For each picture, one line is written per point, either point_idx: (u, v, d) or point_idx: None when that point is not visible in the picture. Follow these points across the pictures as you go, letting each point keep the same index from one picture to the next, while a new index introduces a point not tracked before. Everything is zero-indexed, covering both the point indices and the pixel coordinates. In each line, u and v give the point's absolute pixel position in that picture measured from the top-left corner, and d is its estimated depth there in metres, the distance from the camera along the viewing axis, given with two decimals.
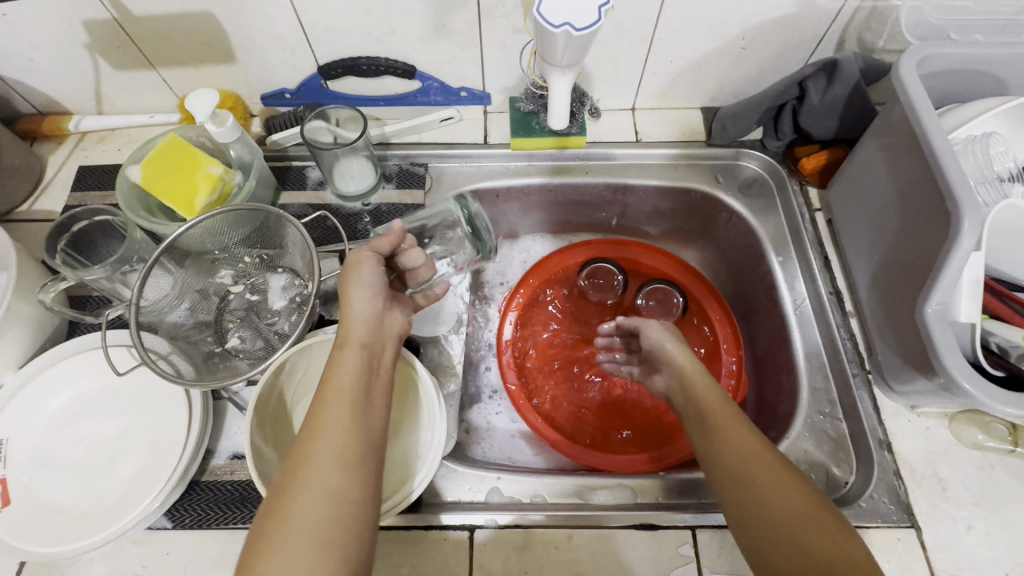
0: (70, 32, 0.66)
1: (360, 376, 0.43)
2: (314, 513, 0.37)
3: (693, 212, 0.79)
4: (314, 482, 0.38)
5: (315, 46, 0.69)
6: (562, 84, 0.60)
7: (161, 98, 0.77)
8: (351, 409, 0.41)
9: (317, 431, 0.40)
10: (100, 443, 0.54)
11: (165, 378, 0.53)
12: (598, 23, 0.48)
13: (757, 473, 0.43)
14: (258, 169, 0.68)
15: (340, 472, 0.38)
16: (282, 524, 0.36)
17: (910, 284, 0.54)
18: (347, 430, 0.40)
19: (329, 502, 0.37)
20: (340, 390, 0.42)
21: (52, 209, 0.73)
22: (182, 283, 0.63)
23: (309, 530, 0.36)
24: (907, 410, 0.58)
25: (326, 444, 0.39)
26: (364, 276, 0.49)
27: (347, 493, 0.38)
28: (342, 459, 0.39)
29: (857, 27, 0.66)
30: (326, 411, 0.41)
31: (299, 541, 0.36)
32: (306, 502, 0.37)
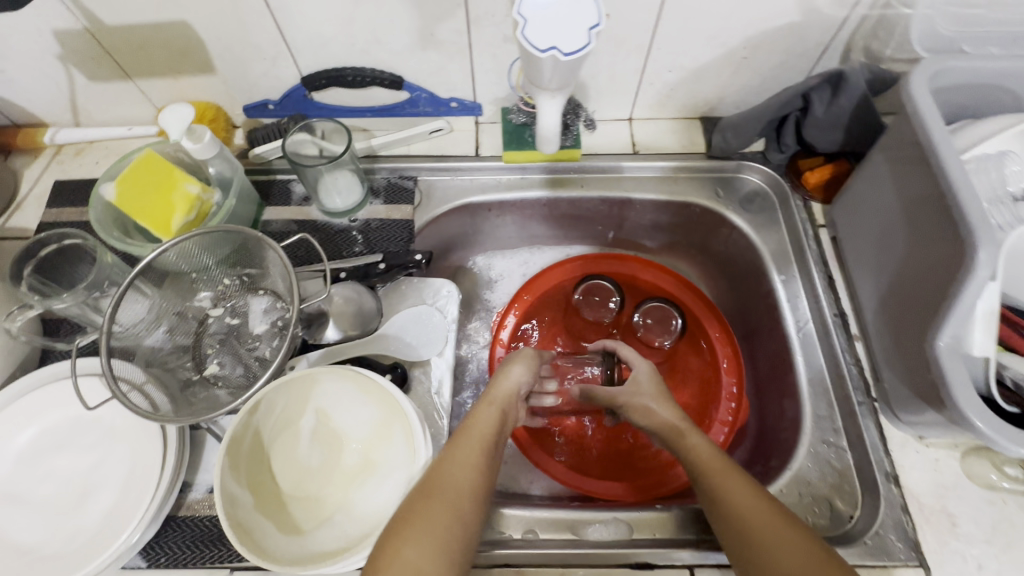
0: (40, 43, 0.63)
1: (495, 426, 0.53)
2: (447, 514, 0.43)
3: (691, 227, 0.76)
4: (448, 495, 0.44)
5: (298, 56, 0.66)
6: (551, 108, 0.56)
7: (140, 109, 0.74)
8: (484, 452, 0.49)
9: (454, 456, 0.48)
10: (70, 479, 0.52)
11: (136, 413, 0.50)
12: (588, 47, 0.45)
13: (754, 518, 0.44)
14: (238, 185, 0.65)
15: (468, 497, 0.45)
16: (414, 520, 0.42)
17: (918, 311, 0.51)
18: (475, 466, 0.48)
19: (455, 509, 0.43)
20: (480, 430, 0.52)
21: (27, 226, 0.70)
22: (158, 307, 0.60)
23: (437, 532, 0.41)
24: (915, 441, 0.55)
25: (461, 465, 0.47)
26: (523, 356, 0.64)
27: (467, 515, 0.44)
28: (472, 484, 0.46)
29: (863, 36, 0.63)
30: (464, 444, 0.49)
31: (431, 534, 0.41)
32: (443, 504, 0.43)
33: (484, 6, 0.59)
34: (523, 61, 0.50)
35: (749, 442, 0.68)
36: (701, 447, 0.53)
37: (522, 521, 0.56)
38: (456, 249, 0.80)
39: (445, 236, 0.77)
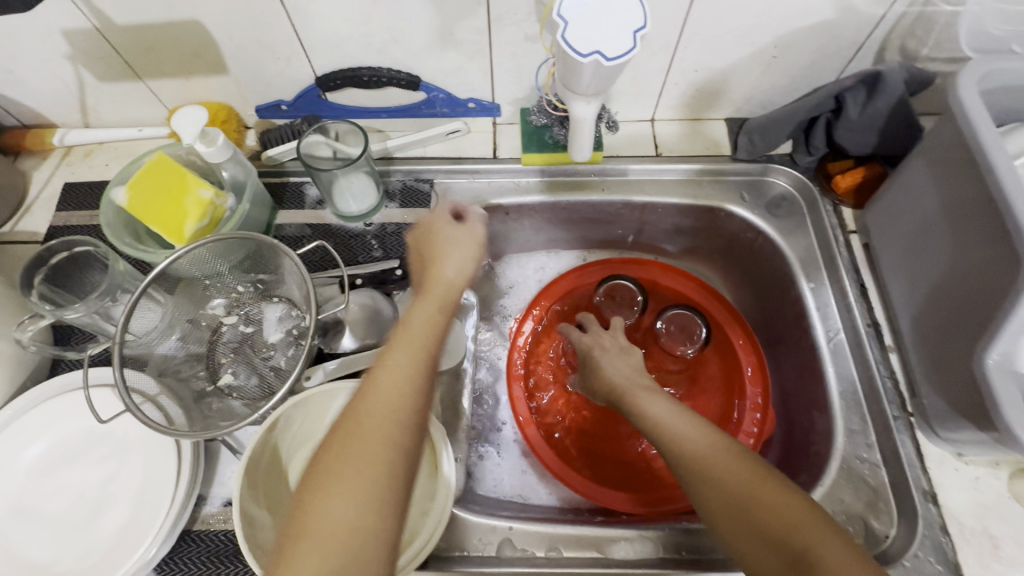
0: (49, 42, 0.61)
1: (434, 322, 0.45)
2: (370, 457, 0.38)
3: (714, 231, 0.74)
4: (374, 432, 0.39)
5: (312, 55, 0.64)
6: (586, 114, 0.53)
7: (150, 110, 0.72)
8: (412, 368, 0.42)
9: (378, 382, 0.41)
10: (82, 492, 0.50)
11: (149, 427, 0.48)
12: (633, 51, 0.43)
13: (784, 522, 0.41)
14: (252, 189, 0.63)
15: (396, 427, 0.39)
16: (333, 470, 0.37)
17: (964, 325, 0.49)
18: (403, 389, 0.41)
19: (383, 447, 0.38)
20: (416, 334, 0.44)
21: (36, 230, 0.69)
22: (170, 314, 0.59)
23: (359, 479, 0.37)
24: (954, 458, 0.53)
25: (383, 394, 0.40)
26: (447, 239, 0.51)
27: (400, 448, 0.39)
28: (398, 414, 0.40)
29: (900, 34, 0.60)
30: (388, 363, 0.42)
31: (352, 481, 0.37)
32: (363, 444, 0.38)
33: (507, 4, 0.57)
34: (558, 65, 0.48)
35: (775, 455, 0.66)
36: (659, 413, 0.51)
37: (544, 538, 0.54)
38: None
39: None
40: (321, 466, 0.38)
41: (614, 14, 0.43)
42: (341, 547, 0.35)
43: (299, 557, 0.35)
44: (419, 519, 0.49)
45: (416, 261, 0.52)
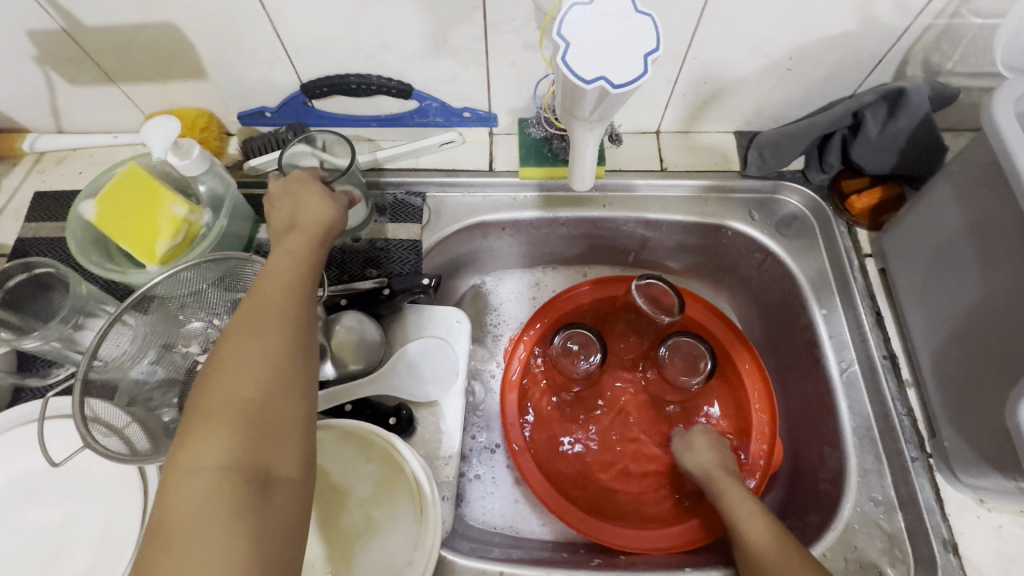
0: (13, 43, 0.57)
1: (309, 243, 0.47)
2: (261, 335, 0.38)
3: (721, 250, 0.71)
4: (262, 317, 0.39)
5: (297, 61, 0.60)
6: (587, 139, 0.49)
7: (126, 115, 0.68)
8: (291, 269, 0.44)
9: (261, 283, 0.42)
10: (40, 534, 0.47)
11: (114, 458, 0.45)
12: (643, 78, 0.39)
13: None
14: (230, 203, 0.59)
15: (285, 312, 0.40)
16: (224, 356, 0.37)
17: (996, 365, 0.46)
18: (285, 283, 0.42)
19: (276, 329, 0.39)
20: (293, 257, 0.45)
21: (3, 242, 0.65)
22: (143, 335, 0.55)
23: (255, 356, 0.37)
24: (976, 504, 0.50)
25: (264, 291, 0.41)
26: (311, 189, 0.52)
27: (295, 330, 0.40)
28: (287, 305, 0.41)
29: (924, 47, 0.57)
30: (267, 271, 0.43)
31: (249, 358, 0.37)
32: (254, 327, 0.38)
33: (505, 10, 0.53)
34: (559, 87, 0.44)
35: (781, 489, 0.62)
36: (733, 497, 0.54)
37: None
38: (466, 268, 0.75)
39: (453, 256, 0.71)
40: (212, 357, 0.37)
41: (624, 32, 0.39)
42: (247, 407, 0.35)
43: (201, 433, 0.34)
44: (402, 569, 0.44)
45: (276, 206, 0.51)
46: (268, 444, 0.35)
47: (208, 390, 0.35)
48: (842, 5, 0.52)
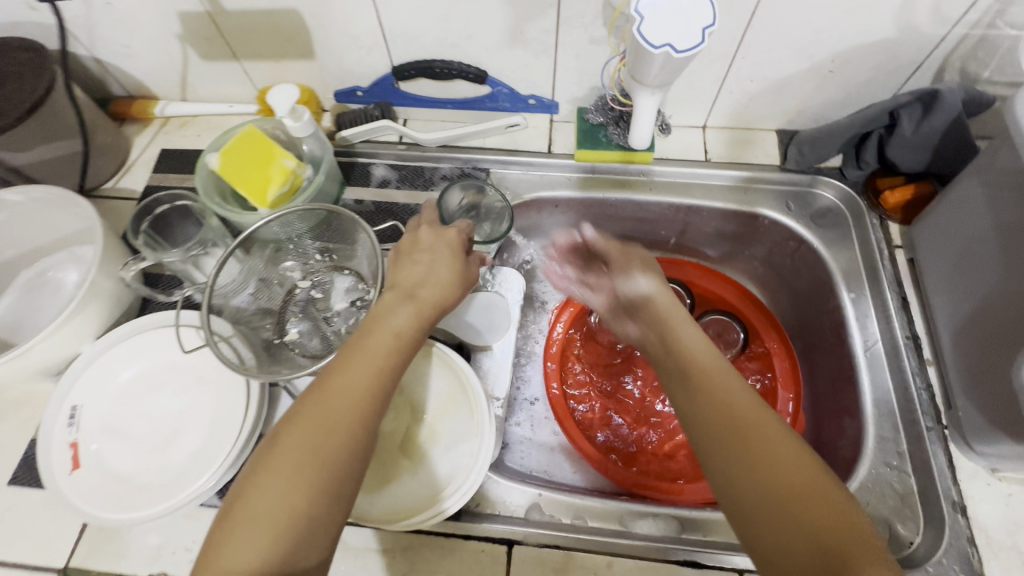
0: (165, 22, 0.69)
1: (409, 328, 0.46)
2: (322, 444, 0.39)
3: (757, 238, 0.76)
4: (336, 421, 0.40)
5: (392, 47, 0.69)
6: (648, 104, 0.59)
7: (241, 88, 0.79)
8: (385, 364, 0.43)
9: (353, 373, 0.42)
10: (162, 417, 0.57)
11: (229, 365, 0.54)
12: (700, 46, 0.48)
13: (801, 487, 0.36)
14: (327, 163, 0.68)
15: (360, 421, 0.40)
16: (287, 451, 0.38)
17: (1010, 340, 0.50)
18: (375, 380, 0.42)
19: (341, 436, 0.39)
20: (386, 338, 0.45)
21: (134, 188, 0.77)
22: (247, 269, 0.64)
23: (313, 462, 0.38)
24: (987, 473, 0.54)
25: (348, 385, 0.41)
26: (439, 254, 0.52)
27: (360, 439, 0.40)
28: (356, 404, 0.41)
29: (961, 55, 0.61)
30: (364, 359, 0.43)
31: (302, 468, 0.38)
32: (321, 431, 0.39)
33: (576, 8, 0.61)
34: (629, 56, 0.53)
35: None
36: (693, 342, 0.46)
37: (570, 507, 0.57)
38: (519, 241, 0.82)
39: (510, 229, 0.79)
40: (274, 442, 0.39)
41: (687, 10, 0.48)
42: (285, 511, 0.36)
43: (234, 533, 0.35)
44: (462, 470, 0.51)
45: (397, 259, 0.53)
46: (293, 557, 0.36)
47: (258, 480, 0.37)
48: (883, 13, 0.58)
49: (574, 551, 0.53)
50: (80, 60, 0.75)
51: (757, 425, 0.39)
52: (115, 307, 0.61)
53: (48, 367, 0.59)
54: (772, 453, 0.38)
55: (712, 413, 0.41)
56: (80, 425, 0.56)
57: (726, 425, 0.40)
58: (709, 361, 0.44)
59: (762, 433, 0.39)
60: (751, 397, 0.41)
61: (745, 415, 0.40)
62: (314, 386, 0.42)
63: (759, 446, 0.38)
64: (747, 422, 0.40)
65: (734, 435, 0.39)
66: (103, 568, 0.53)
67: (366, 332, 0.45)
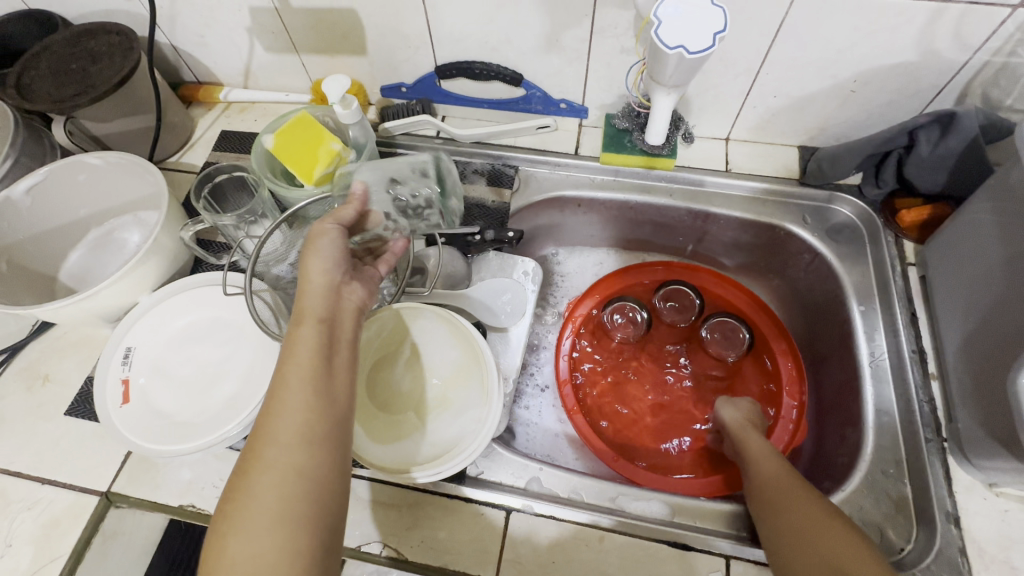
0: (237, 17, 0.76)
1: (319, 345, 0.44)
2: (274, 484, 0.38)
3: (773, 249, 0.78)
4: (273, 463, 0.39)
5: (437, 47, 0.75)
6: (664, 103, 0.63)
7: (297, 80, 0.87)
8: (307, 388, 0.42)
9: (276, 409, 0.41)
10: (204, 364, 0.63)
11: (255, 323, 0.58)
12: (711, 49, 0.50)
13: (814, 528, 0.48)
14: (369, 150, 0.74)
15: (300, 448, 0.40)
16: (239, 508, 0.38)
17: (1009, 355, 0.51)
18: (301, 406, 0.41)
19: (293, 475, 0.39)
20: (299, 364, 0.43)
21: (195, 163, 0.85)
22: (291, 240, 0.70)
23: (262, 507, 0.37)
24: (984, 488, 0.54)
25: (285, 423, 0.40)
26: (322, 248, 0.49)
27: (314, 462, 0.40)
28: (298, 436, 0.40)
29: (983, 82, 0.63)
30: (284, 391, 0.42)
31: (259, 515, 0.37)
32: (270, 476, 0.39)
33: (610, 19, 0.65)
34: (648, 57, 0.56)
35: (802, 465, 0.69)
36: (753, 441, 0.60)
37: (568, 483, 0.59)
38: (542, 238, 0.86)
39: (533, 224, 0.83)
40: (230, 502, 0.38)
41: (701, 15, 0.50)
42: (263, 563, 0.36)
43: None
44: (468, 434, 0.55)
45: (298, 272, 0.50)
46: None
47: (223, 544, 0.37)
48: (904, 37, 0.60)
49: (568, 523, 0.56)
50: (160, 47, 0.84)
51: (783, 489, 0.53)
52: (171, 265, 0.68)
53: (109, 313, 0.66)
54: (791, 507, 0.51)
55: (757, 485, 0.55)
56: (133, 365, 0.62)
57: (764, 492, 0.54)
58: (751, 445, 0.60)
59: (784, 496, 0.52)
60: (778, 466, 0.56)
61: (777, 484, 0.54)
62: (246, 440, 0.41)
63: (782, 504, 0.52)
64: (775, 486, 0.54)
65: (769, 499, 0.53)
66: (141, 495, 0.59)
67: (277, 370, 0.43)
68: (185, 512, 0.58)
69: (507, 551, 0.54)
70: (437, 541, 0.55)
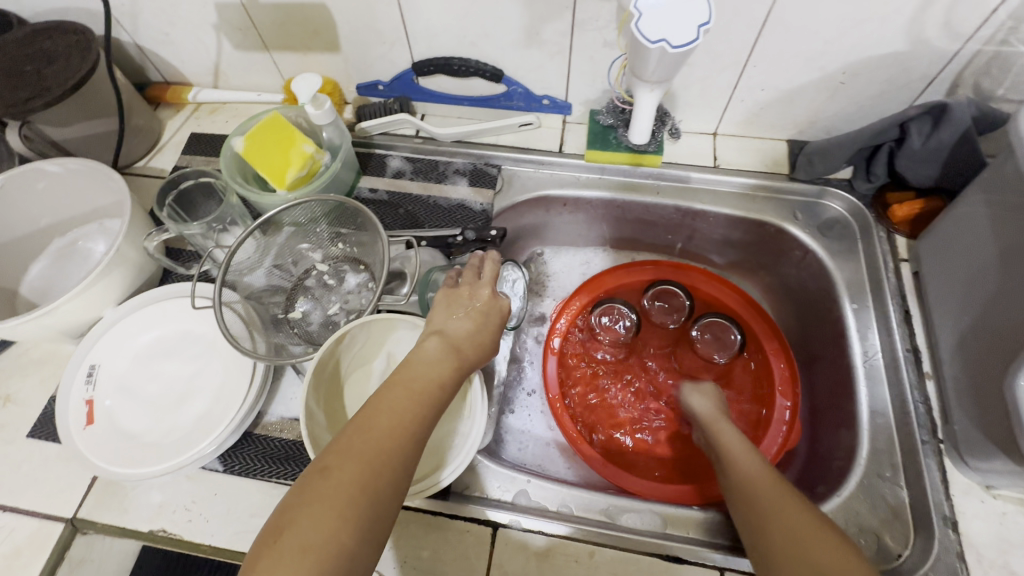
0: (202, 14, 0.72)
1: (447, 376, 0.47)
2: (357, 475, 0.38)
3: (763, 246, 0.76)
4: (365, 447, 0.39)
5: (413, 43, 0.72)
6: (648, 100, 0.60)
7: (269, 79, 0.83)
8: (424, 407, 0.44)
9: (392, 409, 0.43)
10: (174, 381, 0.60)
11: (224, 338, 0.55)
12: (695, 43, 0.48)
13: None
14: (345, 151, 0.71)
15: (401, 459, 0.40)
16: (326, 484, 0.37)
17: (1003, 355, 0.50)
18: (407, 411, 0.43)
19: (385, 478, 0.39)
20: (423, 382, 0.45)
21: (163, 168, 0.81)
22: (264, 248, 0.66)
23: (355, 496, 0.37)
24: (981, 490, 0.53)
25: (395, 423, 0.42)
26: (483, 305, 0.55)
27: (398, 468, 0.40)
28: (403, 442, 0.41)
29: (974, 71, 0.61)
30: (405, 395, 0.44)
31: (338, 494, 0.37)
32: (359, 461, 0.39)
33: (592, 11, 0.62)
34: (628, 54, 0.54)
35: (797, 467, 0.67)
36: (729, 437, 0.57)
37: (558, 496, 0.58)
38: (529, 238, 0.84)
39: (518, 224, 0.80)
40: (322, 473, 0.38)
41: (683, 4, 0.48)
42: (334, 553, 0.35)
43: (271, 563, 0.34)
44: (451, 452, 0.53)
45: (445, 303, 0.55)
46: None
47: (301, 515, 0.36)
48: (894, 27, 0.58)
49: (557, 538, 0.54)
50: (122, 45, 0.80)
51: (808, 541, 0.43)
52: (137, 276, 0.65)
53: (72, 328, 0.62)
54: (785, 512, 0.46)
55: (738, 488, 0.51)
56: (97, 384, 0.59)
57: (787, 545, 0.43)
58: (735, 445, 0.56)
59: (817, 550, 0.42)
60: (761, 467, 0.52)
61: (759, 486, 0.49)
62: (355, 418, 0.42)
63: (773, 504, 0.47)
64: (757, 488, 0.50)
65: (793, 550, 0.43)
66: (108, 521, 0.56)
67: (405, 372, 0.46)
68: (156, 537, 0.55)
69: (495, 569, 0.52)
70: (421, 561, 0.53)
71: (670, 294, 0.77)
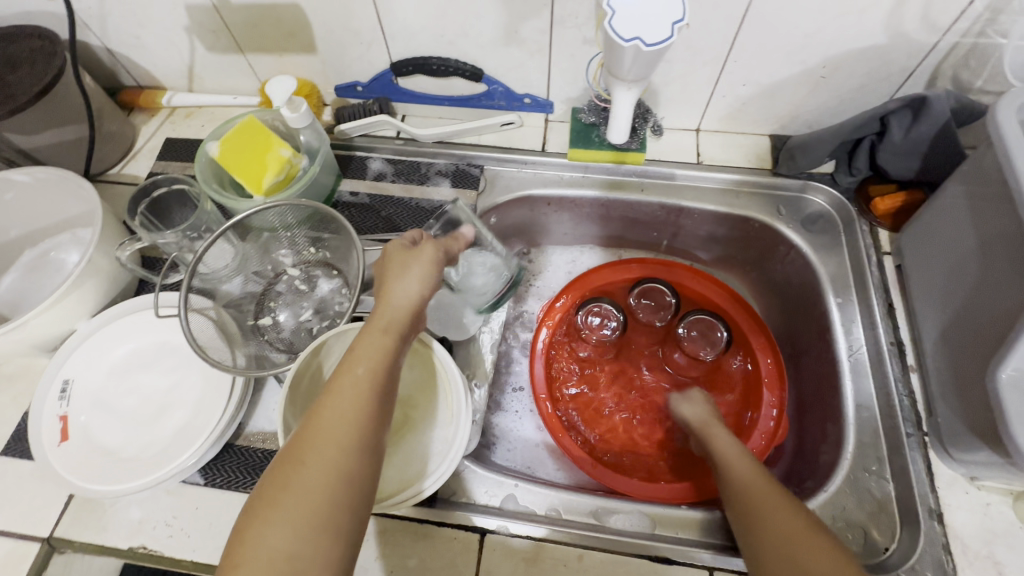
0: (173, 16, 0.70)
1: (386, 351, 0.43)
2: (304, 483, 0.37)
3: (748, 242, 0.76)
4: (315, 459, 0.38)
5: (391, 42, 0.71)
6: (625, 98, 0.60)
7: (245, 81, 0.81)
8: (365, 391, 0.41)
9: (331, 405, 0.40)
10: (152, 394, 0.59)
11: (192, 350, 0.54)
12: (669, 41, 0.47)
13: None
14: (323, 155, 0.69)
15: (348, 453, 0.38)
16: (276, 500, 0.36)
17: (985, 347, 0.50)
18: (350, 402, 0.40)
19: (332, 479, 0.37)
20: (360, 366, 0.42)
21: (138, 174, 0.79)
22: (242, 256, 0.66)
23: (303, 505, 0.36)
24: (966, 482, 0.54)
25: (337, 418, 0.39)
26: (412, 257, 0.49)
27: (347, 465, 0.38)
28: (348, 436, 0.39)
29: (953, 63, 0.61)
30: (343, 385, 0.41)
31: (286, 507, 0.36)
32: (304, 469, 0.37)
33: (570, 8, 0.62)
34: (604, 52, 0.53)
35: (785, 463, 0.67)
36: (723, 443, 0.58)
37: (545, 498, 0.57)
38: (514, 238, 0.83)
39: (503, 224, 0.80)
40: (271, 488, 0.37)
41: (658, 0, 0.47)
42: (289, 566, 0.34)
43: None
44: (434, 458, 0.52)
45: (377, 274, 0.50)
46: None
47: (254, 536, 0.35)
48: (873, 20, 0.58)
49: (545, 542, 0.53)
50: (92, 49, 0.78)
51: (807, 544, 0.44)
52: (111, 287, 0.63)
53: (44, 342, 0.61)
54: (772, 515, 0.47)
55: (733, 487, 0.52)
56: (71, 399, 0.57)
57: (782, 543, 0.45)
58: (737, 458, 0.55)
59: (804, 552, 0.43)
60: (757, 473, 0.52)
61: (751, 488, 0.51)
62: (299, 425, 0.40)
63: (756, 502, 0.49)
64: (756, 491, 0.50)
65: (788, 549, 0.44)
66: (86, 540, 0.55)
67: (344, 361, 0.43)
68: (136, 554, 0.54)
69: None
70: (408, 570, 0.52)
71: (655, 294, 0.77)
